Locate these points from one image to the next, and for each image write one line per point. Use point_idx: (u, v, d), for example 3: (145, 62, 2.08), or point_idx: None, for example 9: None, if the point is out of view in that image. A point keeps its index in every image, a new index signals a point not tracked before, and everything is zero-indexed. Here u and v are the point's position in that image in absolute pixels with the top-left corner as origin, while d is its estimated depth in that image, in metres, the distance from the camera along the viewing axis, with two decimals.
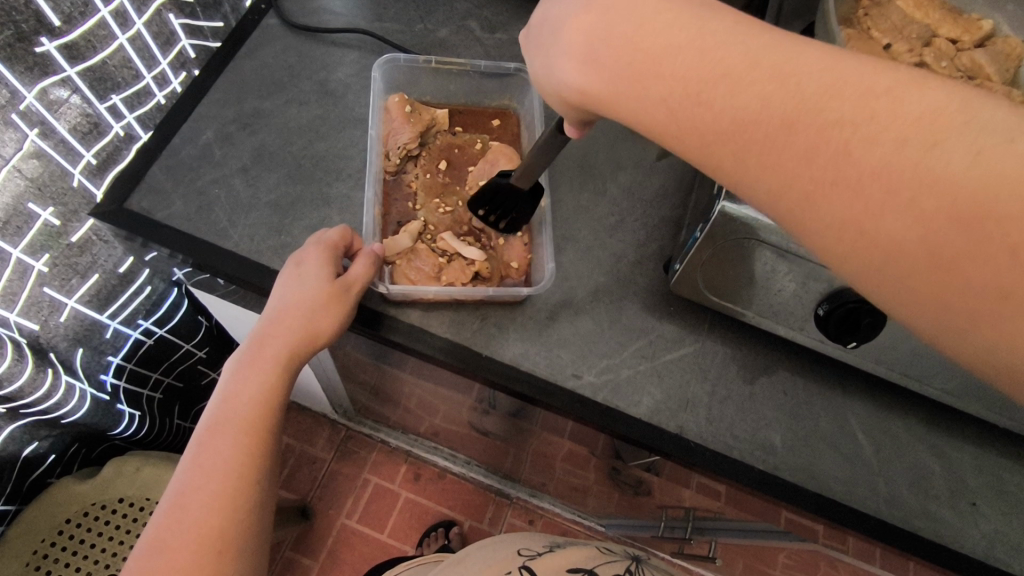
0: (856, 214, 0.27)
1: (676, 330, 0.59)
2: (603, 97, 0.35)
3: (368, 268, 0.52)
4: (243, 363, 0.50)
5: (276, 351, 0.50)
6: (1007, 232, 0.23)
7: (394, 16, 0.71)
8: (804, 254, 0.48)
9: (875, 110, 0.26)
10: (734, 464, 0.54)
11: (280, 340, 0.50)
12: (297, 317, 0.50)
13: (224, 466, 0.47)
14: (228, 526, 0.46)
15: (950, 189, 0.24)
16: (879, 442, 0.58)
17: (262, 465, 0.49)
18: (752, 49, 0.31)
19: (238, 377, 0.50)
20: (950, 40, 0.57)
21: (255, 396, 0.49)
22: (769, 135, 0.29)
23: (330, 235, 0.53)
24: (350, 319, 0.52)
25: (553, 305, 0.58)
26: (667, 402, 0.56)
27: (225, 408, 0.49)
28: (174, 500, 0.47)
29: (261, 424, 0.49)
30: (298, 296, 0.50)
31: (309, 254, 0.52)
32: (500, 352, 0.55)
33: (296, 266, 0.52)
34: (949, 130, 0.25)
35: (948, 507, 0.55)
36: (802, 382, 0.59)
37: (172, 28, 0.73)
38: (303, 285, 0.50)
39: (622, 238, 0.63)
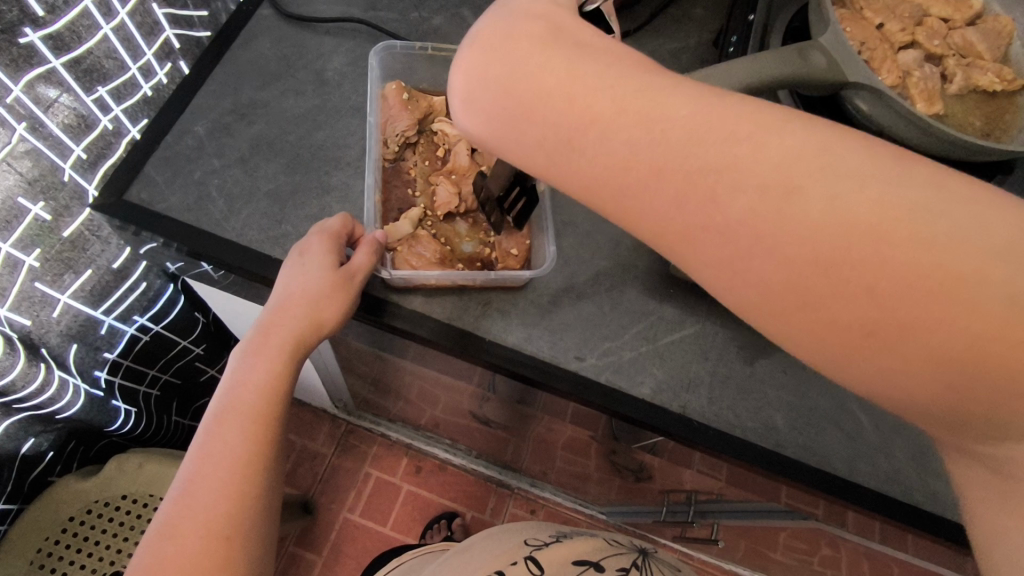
0: (728, 256, 0.30)
1: (676, 311, 0.60)
2: (493, 143, 0.37)
3: (370, 256, 0.52)
4: (247, 353, 0.50)
5: (281, 340, 0.50)
6: (854, 273, 0.27)
7: (388, 4, 0.70)
8: None
9: (734, 162, 0.29)
10: (736, 442, 0.55)
11: (285, 326, 0.50)
12: (302, 306, 0.50)
13: (231, 454, 0.47)
14: (238, 512, 0.47)
15: (809, 232, 0.28)
16: (880, 419, 0.59)
17: (268, 453, 0.49)
18: (621, 96, 0.32)
19: (244, 365, 0.50)
20: (942, 19, 0.59)
21: (261, 383, 0.49)
22: (648, 179, 0.32)
23: (331, 225, 0.53)
24: (351, 308, 0.52)
25: (554, 289, 0.59)
26: (668, 382, 0.57)
27: (232, 396, 0.49)
28: (181, 488, 0.47)
29: (269, 411, 0.49)
30: (302, 286, 0.50)
31: (311, 244, 0.52)
32: (503, 337, 0.56)
33: (296, 253, 0.52)
34: (810, 173, 0.28)
35: (948, 479, 0.57)
36: (801, 361, 0.60)
37: (156, 18, 0.73)
38: (308, 273, 0.50)
39: (620, 222, 0.63)
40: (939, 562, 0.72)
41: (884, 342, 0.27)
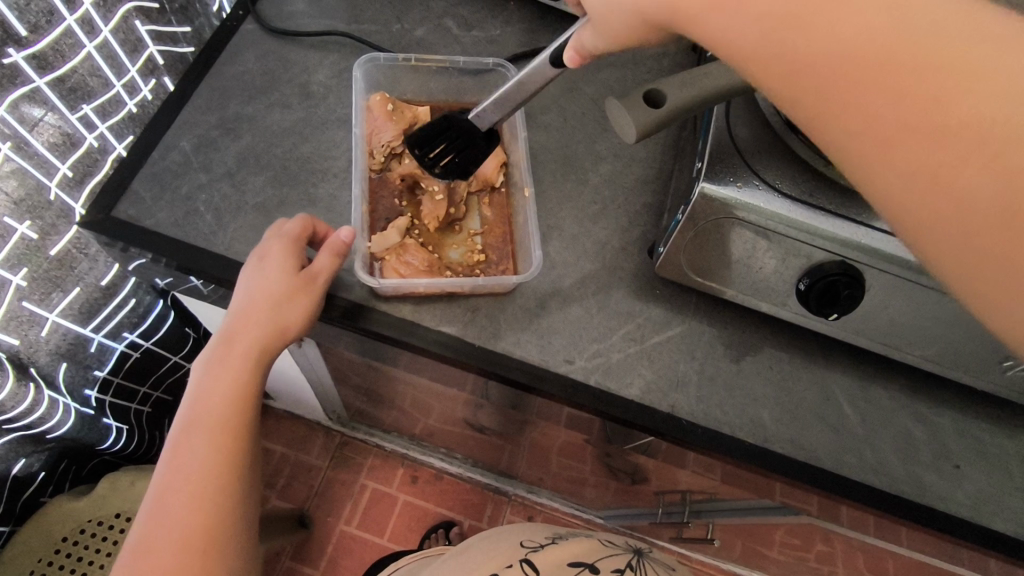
0: (880, 105, 0.29)
1: (663, 312, 0.61)
2: None
3: (331, 259, 0.52)
4: (210, 364, 0.50)
5: (243, 349, 0.50)
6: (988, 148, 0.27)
7: (371, 16, 0.70)
8: (784, 229, 0.52)
9: (920, 17, 0.28)
10: (724, 439, 0.56)
11: (249, 334, 0.50)
12: (263, 313, 0.50)
13: (202, 466, 0.48)
14: (213, 525, 0.48)
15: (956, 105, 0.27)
16: (864, 412, 0.60)
17: (241, 461, 0.50)
18: None
19: (208, 375, 0.50)
20: None
21: (226, 394, 0.49)
22: (814, 14, 0.30)
23: (289, 227, 0.53)
24: (317, 311, 0.52)
25: (542, 293, 0.59)
26: (657, 382, 0.57)
27: (197, 408, 0.49)
28: (154, 503, 0.48)
29: (235, 421, 0.50)
30: (260, 293, 0.50)
31: (270, 248, 0.52)
32: (493, 341, 0.56)
33: (255, 258, 0.52)
34: (993, 52, 0.27)
35: (931, 469, 0.58)
36: (787, 357, 0.61)
37: (138, 35, 0.73)
38: (267, 279, 0.50)
39: (606, 226, 0.63)
40: (931, 552, 0.73)
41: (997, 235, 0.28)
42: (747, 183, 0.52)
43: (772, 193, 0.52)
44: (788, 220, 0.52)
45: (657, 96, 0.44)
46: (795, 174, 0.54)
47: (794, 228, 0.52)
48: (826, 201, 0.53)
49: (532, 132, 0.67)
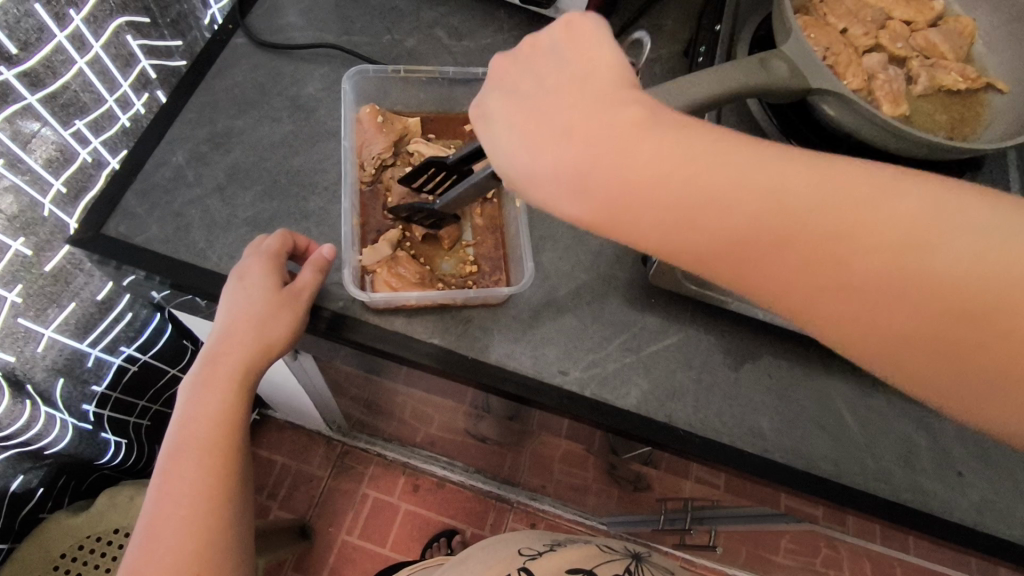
0: (792, 281, 0.33)
1: (659, 321, 0.60)
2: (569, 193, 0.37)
3: (316, 275, 0.52)
4: (195, 386, 0.50)
5: (229, 370, 0.49)
6: (903, 279, 0.31)
7: (362, 28, 0.70)
8: None
9: (788, 198, 0.33)
10: (722, 449, 0.55)
11: (233, 354, 0.50)
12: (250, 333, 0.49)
13: (192, 491, 0.48)
14: (206, 550, 0.47)
15: (855, 259, 0.31)
16: (865, 419, 0.59)
17: (233, 481, 0.50)
18: (687, 147, 0.35)
19: (193, 398, 0.50)
20: (905, 21, 0.59)
21: (213, 415, 0.49)
22: (700, 215, 0.34)
23: (268, 241, 0.52)
24: (302, 326, 0.52)
25: (536, 304, 0.59)
26: (653, 392, 0.57)
27: (183, 431, 0.49)
28: (146, 530, 0.48)
29: (224, 442, 0.50)
30: (246, 312, 0.50)
31: (252, 265, 0.51)
32: (486, 354, 0.56)
33: (238, 276, 0.51)
34: (866, 207, 0.32)
35: (934, 477, 0.58)
36: (785, 364, 0.60)
37: (130, 50, 0.73)
38: (250, 297, 0.50)
39: (600, 234, 0.63)
40: (936, 559, 0.72)
41: (954, 348, 0.31)
42: None
43: None
44: None
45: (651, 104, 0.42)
46: None
47: None
48: None
49: None
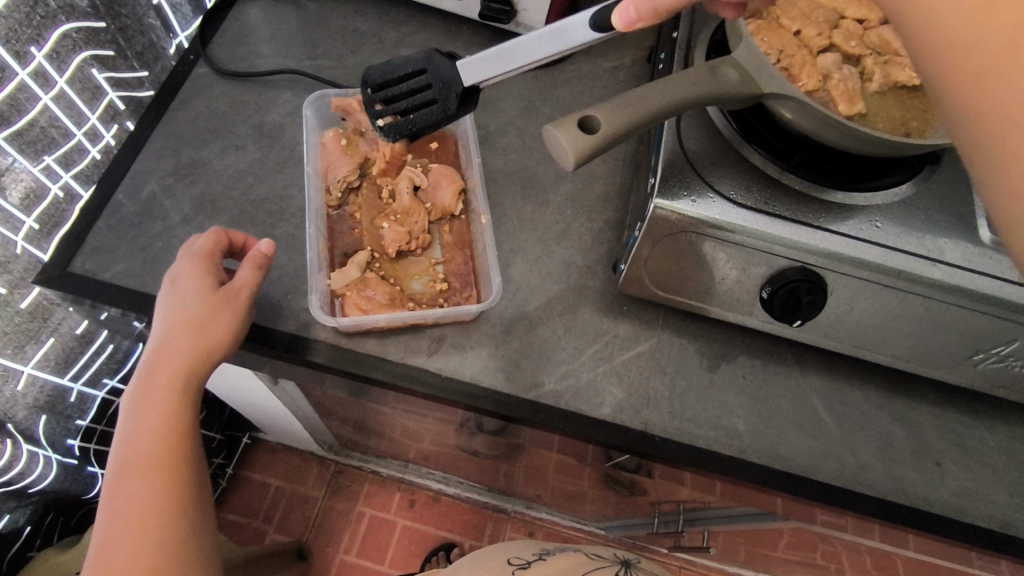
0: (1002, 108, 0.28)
1: (631, 327, 0.60)
2: None
3: (253, 271, 0.53)
4: (134, 400, 0.49)
5: (168, 376, 0.49)
6: None
7: (324, 51, 0.70)
8: (741, 239, 0.53)
9: None
10: (698, 453, 0.55)
11: (171, 360, 0.49)
12: (186, 332, 0.50)
13: (142, 507, 0.47)
14: (161, 567, 0.46)
15: None
16: (841, 415, 0.60)
17: (186, 493, 0.49)
18: None
19: (133, 412, 0.49)
20: (858, 20, 0.60)
21: (155, 427, 0.48)
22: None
23: (203, 246, 0.54)
24: (244, 325, 0.52)
25: (508, 318, 0.59)
26: (628, 400, 0.57)
27: (126, 447, 0.48)
28: (97, 554, 0.47)
29: (170, 452, 0.49)
30: (181, 315, 0.50)
31: (188, 269, 0.52)
32: (460, 371, 0.56)
33: (174, 282, 0.52)
34: None
35: (912, 469, 0.58)
36: (759, 364, 0.61)
37: (97, 83, 0.73)
38: (187, 301, 0.51)
39: (569, 244, 0.63)
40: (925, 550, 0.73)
41: None
42: (700, 197, 0.53)
43: (724, 205, 0.53)
44: (748, 230, 0.52)
45: (594, 117, 0.41)
46: (751, 183, 0.55)
47: (752, 237, 0.52)
48: (782, 207, 0.54)
49: (491, 155, 0.67)
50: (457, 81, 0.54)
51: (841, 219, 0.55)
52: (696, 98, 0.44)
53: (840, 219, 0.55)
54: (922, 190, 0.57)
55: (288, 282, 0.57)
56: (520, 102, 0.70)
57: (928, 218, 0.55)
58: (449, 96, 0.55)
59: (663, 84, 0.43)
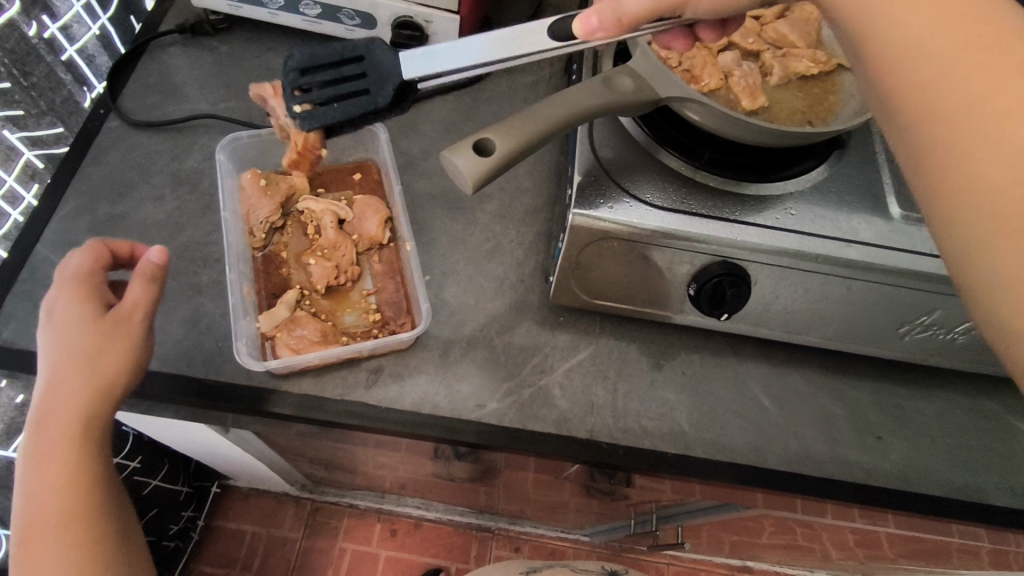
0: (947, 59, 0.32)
1: (569, 337, 0.61)
2: None
3: (145, 286, 0.49)
4: (29, 454, 0.47)
5: (60, 431, 0.46)
6: None
7: (239, 92, 0.70)
8: (660, 241, 0.53)
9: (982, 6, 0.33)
10: (645, 455, 0.56)
11: (59, 412, 0.46)
12: (77, 370, 0.46)
13: (59, 560, 0.47)
14: None
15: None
16: (782, 400, 0.61)
17: (105, 538, 0.49)
18: None
19: (29, 469, 0.46)
20: (754, 17, 0.62)
21: (55, 485, 0.46)
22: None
23: (78, 271, 0.50)
24: (141, 358, 0.49)
25: (445, 341, 0.59)
26: (571, 410, 0.57)
27: (32, 503, 0.47)
28: None
29: (79, 505, 0.47)
30: (64, 358, 0.47)
31: (68, 303, 0.49)
32: (400, 400, 0.56)
33: (50, 320, 0.48)
34: None
35: (854, 446, 0.59)
36: (697, 359, 0.61)
37: (9, 144, 0.71)
38: (70, 341, 0.47)
39: (501, 261, 0.63)
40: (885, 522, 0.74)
41: None
42: (616, 203, 0.54)
43: (640, 209, 0.54)
44: (665, 232, 0.53)
45: (491, 141, 0.41)
46: (666, 184, 0.56)
47: (670, 238, 0.53)
48: (698, 205, 0.55)
49: (416, 180, 0.67)
50: (396, 75, 0.50)
51: (757, 210, 0.56)
52: (593, 115, 0.44)
53: (756, 211, 0.56)
54: (830, 175, 0.59)
55: (216, 330, 0.56)
56: (442, 124, 0.70)
57: (838, 200, 0.57)
58: (382, 91, 0.50)
59: (559, 96, 0.44)
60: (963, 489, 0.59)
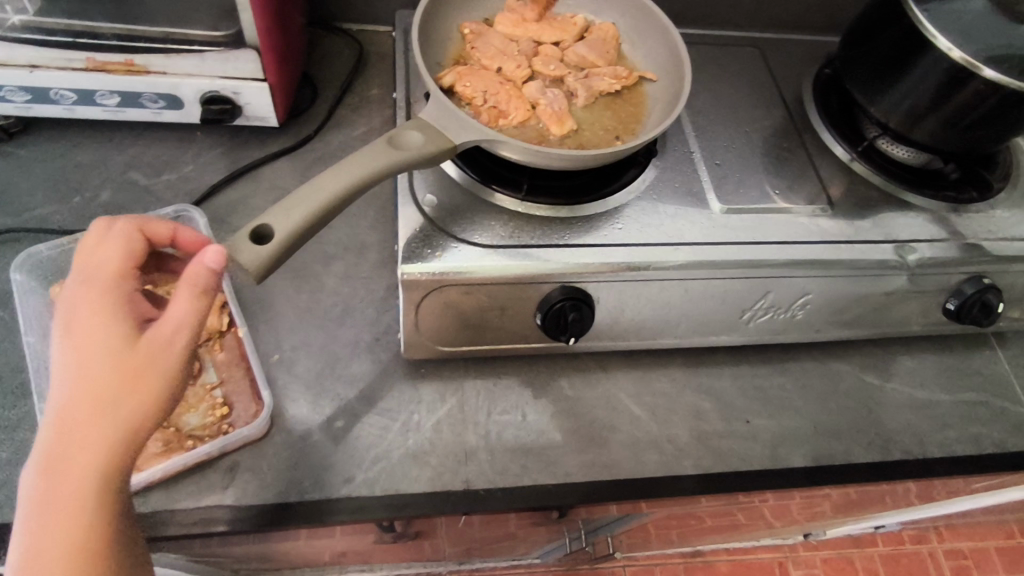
0: None
1: (433, 387, 0.60)
2: None
3: (198, 301, 0.41)
4: (34, 502, 0.36)
5: (87, 462, 0.37)
6: None
7: (45, 196, 0.65)
8: (494, 280, 0.53)
9: None
10: (525, 492, 0.55)
11: (90, 438, 0.37)
12: (60, 435, 0.37)
13: None
14: None
15: None
16: (652, 405, 0.62)
17: None
18: None
19: (31, 523, 0.36)
20: (555, 43, 0.63)
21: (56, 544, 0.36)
22: None
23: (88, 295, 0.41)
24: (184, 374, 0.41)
25: (303, 420, 0.56)
26: (445, 462, 0.56)
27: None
28: None
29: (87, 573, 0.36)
30: (82, 375, 0.38)
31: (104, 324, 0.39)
32: (262, 493, 0.53)
33: (96, 342, 0.39)
34: None
35: (725, 435, 0.61)
36: (565, 382, 0.62)
37: None
38: (95, 351, 0.38)
39: (353, 324, 0.62)
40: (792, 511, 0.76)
41: None
42: (443, 251, 0.53)
43: (467, 252, 0.53)
44: (495, 271, 0.53)
45: (269, 228, 0.43)
46: (493, 222, 0.56)
47: (502, 276, 0.53)
48: (529, 236, 0.56)
49: None
50: None
51: (585, 231, 0.57)
52: (376, 182, 0.46)
53: (585, 231, 0.57)
54: (651, 184, 0.62)
55: None
56: (274, 192, 0.68)
57: (661, 207, 0.60)
58: None
59: (336, 170, 0.45)
60: (831, 455, 0.62)
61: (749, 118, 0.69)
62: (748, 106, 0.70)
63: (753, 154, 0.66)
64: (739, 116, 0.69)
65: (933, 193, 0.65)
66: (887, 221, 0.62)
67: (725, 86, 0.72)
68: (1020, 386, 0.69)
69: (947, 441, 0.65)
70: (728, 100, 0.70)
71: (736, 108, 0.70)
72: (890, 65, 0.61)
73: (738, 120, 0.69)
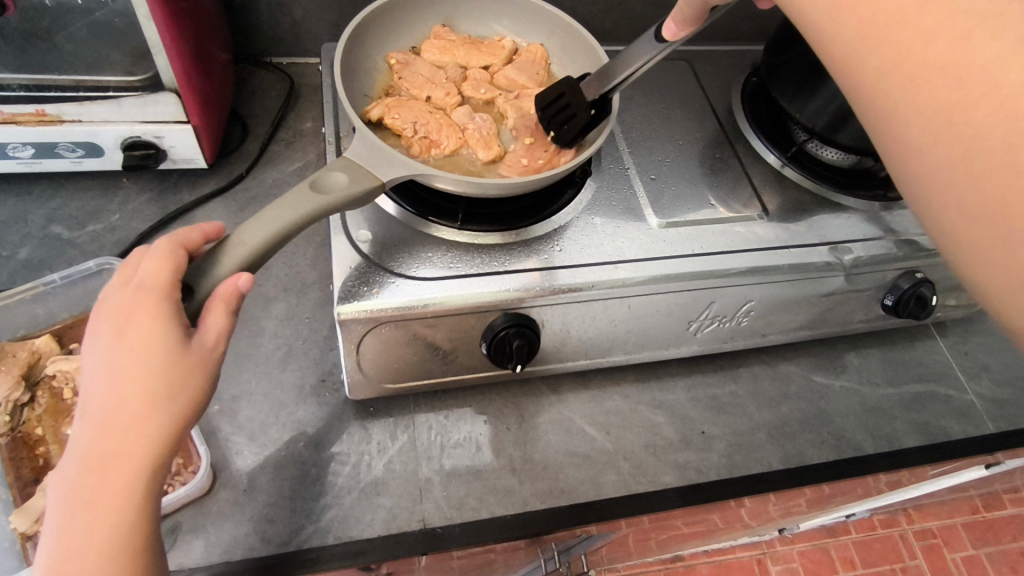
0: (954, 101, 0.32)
1: (382, 425, 0.58)
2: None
3: (231, 318, 0.41)
4: (76, 507, 0.35)
5: (129, 473, 0.35)
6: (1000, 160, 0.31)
7: None
8: (436, 312, 0.52)
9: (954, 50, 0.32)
10: (484, 526, 0.54)
11: (134, 447, 0.36)
12: (127, 423, 0.36)
13: None
14: None
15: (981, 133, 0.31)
16: (606, 424, 0.62)
17: None
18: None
19: (69, 531, 0.34)
20: (484, 67, 0.63)
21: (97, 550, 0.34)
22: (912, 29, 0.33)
23: (159, 274, 0.40)
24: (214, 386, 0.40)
25: (248, 472, 0.54)
26: (399, 503, 0.54)
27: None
28: None
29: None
30: (140, 372, 0.37)
31: (143, 312, 0.38)
32: (206, 555, 0.50)
33: (135, 332, 0.37)
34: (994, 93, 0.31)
35: (681, 448, 0.61)
36: (518, 408, 0.61)
37: None
38: (160, 344, 0.37)
39: (297, 366, 0.60)
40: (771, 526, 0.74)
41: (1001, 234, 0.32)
42: (381, 287, 0.52)
43: (404, 286, 0.52)
44: (436, 303, 0.52)
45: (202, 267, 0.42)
46: (431, 253, 0.55)
47: (443, 309, 0.52)
48: (469, 265, 0.55)
49: None
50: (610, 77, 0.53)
51: (525, 256, 0.56)
52: (304, 225, 0.44)
53: (525, 256, 0.56)
54: (588, 204, 0.61)
55: None
56: None
57: (599, 226, 0.60)
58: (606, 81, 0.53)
59: (260, 218, 0.44)
60: (785, 458, 0.62)
61: (682, 130, 0.70)
62: (680, 118, 0.71)
63: (688, 167, 0.67)
64: (673, 128, 0.70)
65: (862, 192, 0.67)
66: (821, 223, 0.64)
67: (657, 100, 0.73)
68: (961, 373, 0.71)
69: (896, 434, 0.66)
70: (661, 114, 0.71)
71: (669, 120, 0.71)
72: (811, 72, 0.63)
73: (672, 133, 0.70)
